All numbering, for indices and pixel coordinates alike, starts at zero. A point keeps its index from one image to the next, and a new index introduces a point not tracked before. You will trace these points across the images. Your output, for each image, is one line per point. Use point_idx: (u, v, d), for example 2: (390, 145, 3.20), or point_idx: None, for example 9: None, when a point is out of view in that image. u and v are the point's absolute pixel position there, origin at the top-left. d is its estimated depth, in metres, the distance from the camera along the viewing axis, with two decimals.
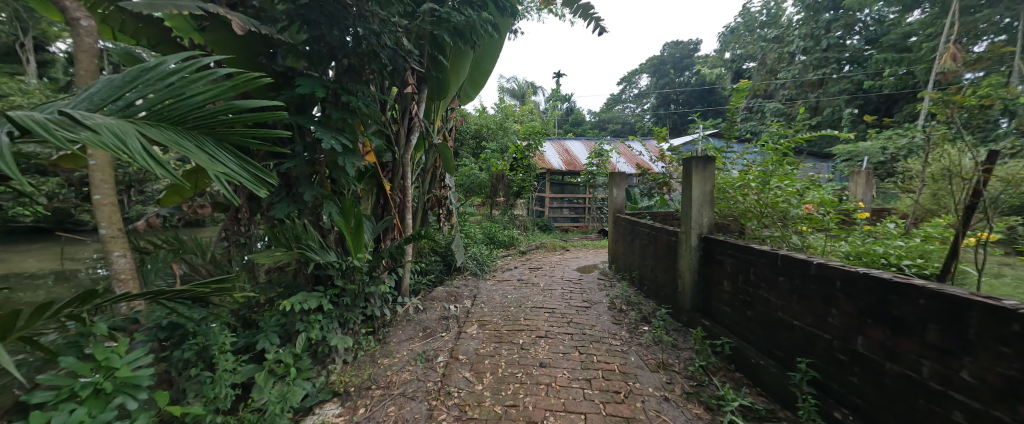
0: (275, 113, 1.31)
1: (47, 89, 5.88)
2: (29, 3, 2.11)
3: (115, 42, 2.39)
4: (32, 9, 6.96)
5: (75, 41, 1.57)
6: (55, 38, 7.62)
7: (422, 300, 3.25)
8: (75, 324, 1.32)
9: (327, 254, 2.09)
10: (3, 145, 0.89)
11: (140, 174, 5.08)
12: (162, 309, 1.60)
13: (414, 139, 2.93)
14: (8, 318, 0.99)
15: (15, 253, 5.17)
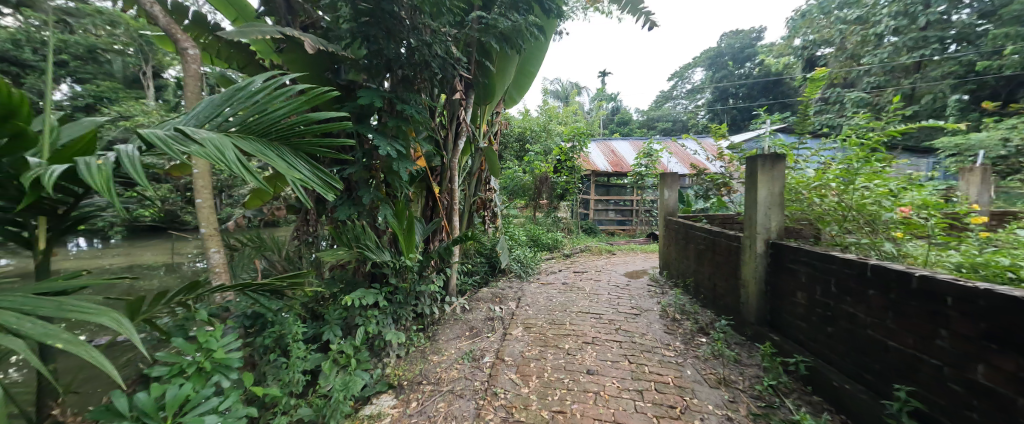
0: (342, 123, 1.42)
1: (162, 109, 7.03)
2: (149, 38, 2.53)
3: (212, 67, 2.78)
4: (152, 43, 8.38)
5: (185, 67, 1.86)
6: (168, 66, 9.09)
7: (468, 300, 3.33)
8: (181, 310, 1.55)
9: (383, 254, 2.23)
10: (133, 156, 1.05)
11: (228, 179, 5.86)
12: (246, 299, 1.82)
13: (461, 144, 3.02)
14: (134, 302, 1.17)
15: (136, 248, 6.22)
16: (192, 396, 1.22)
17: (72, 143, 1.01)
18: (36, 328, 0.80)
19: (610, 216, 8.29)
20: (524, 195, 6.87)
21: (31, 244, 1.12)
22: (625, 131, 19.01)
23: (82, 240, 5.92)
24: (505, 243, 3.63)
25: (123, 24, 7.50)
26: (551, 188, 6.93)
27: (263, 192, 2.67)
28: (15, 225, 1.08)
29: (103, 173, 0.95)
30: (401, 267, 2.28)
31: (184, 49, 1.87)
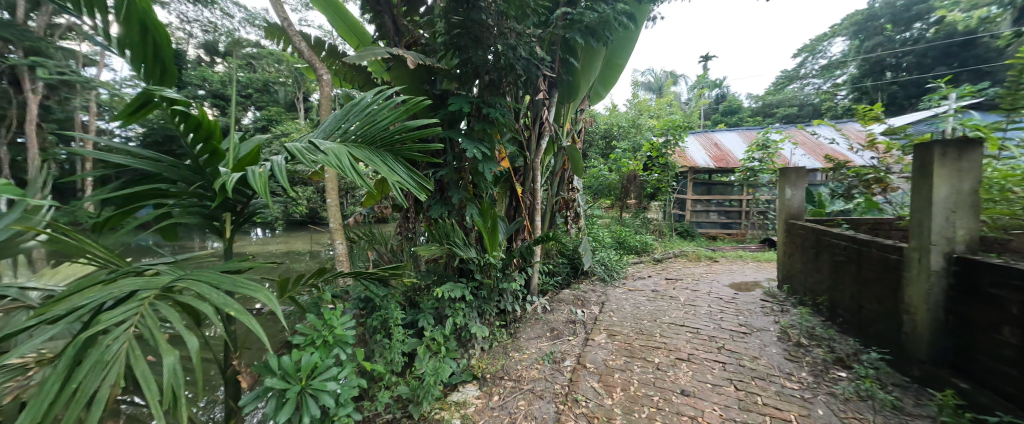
0: (434, 129, 1.54)
1: (306, 126, 8.73)
2: (298, 69, 3.14)
3: (341, 88, 3.32)
4: (301, 74, 10.51)
5: (322, 91, 2.44)
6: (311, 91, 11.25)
7: (549, 301, 3.30)
8: (314, 291, 1.88)
9: (469, 250, 2.37)
10: (282, 165, 1.32)
11: (349, 181, 6.95)
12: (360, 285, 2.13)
13: (544, 144, 3.01)
14: (282, 282, 1.46)
15: (286, 237, 7.83)
16: (320, 363, 1.47)
17: (244, 157, 1.31)
18: (218, 296, 1.05)
19: (712, 218, 7.34)
20: (611, 194, 6.53)
21: (222, 233, 1.48)
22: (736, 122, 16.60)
23: (254, 229, 7.69)
24: (588, 244, 3.51)
25: (284, 60, 9.58)
26: (641, 187, 6.45)
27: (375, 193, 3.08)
28: (215, 220, 1.46)
29: (262, 178, 1.20)
30: (485, 265, 2.39)
31: (320, 76, 2.55)
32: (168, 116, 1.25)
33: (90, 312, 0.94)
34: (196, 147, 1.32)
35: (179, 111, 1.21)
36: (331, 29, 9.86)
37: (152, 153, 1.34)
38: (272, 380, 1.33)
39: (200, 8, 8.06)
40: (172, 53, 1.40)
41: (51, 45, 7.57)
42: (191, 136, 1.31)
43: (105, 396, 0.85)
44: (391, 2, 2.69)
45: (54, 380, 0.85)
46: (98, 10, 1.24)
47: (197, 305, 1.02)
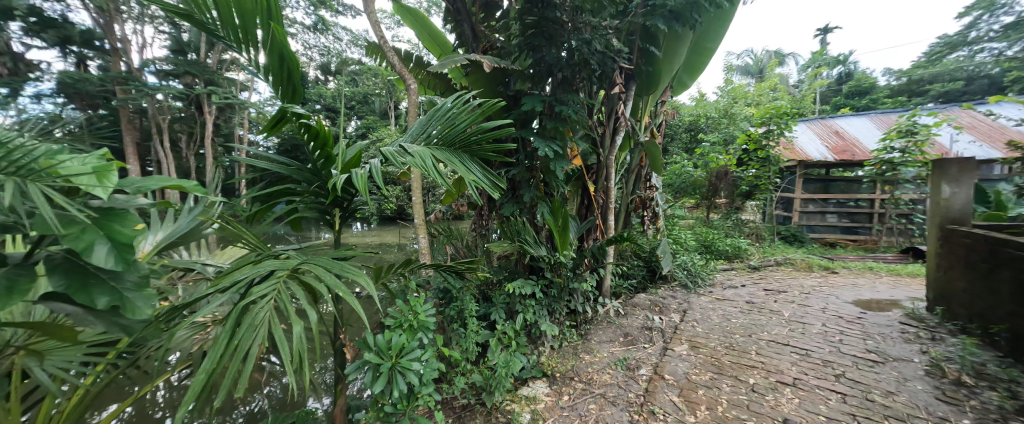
0: (507, 129, 1.60)
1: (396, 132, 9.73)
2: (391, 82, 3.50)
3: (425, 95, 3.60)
4: (394, 85, 11.77)
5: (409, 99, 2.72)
6: (402, 99, 12.49)
7: (623, 304, 3.14)
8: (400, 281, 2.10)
9: (540, 249, 2.38)
10: (377, 168, 1.48)
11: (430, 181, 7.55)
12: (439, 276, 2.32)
13: (618, 140, 2.82)
14: (377, 269, 1.65)
15: (378, 231, 8.83)
16: (405, 346, 1.62)
17: (349, 160, 1.51)
18: (330, 279, 1.22)
19: (830, 221, 6.15)
20: (697, 193, 5.91)
21: (332, 225, 1.72)
22: (871, 104, 13.58)
23: (355, 224, 8.85)
24: (668, 246, 3.25)
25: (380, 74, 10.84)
26: (735, 185, 5.71)
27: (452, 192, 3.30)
28: (327, 215, 1.72)
29: (362, 178, 1.38)
30: (555, 263, 2.40)
31: (409, 86, 2.92)
32: (296, 128, 1.51)
33: (243, 286, 1.18)
34: (315, 154, 1.56)
35: (304, 124, 1.45)
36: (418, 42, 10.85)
37: (285, 158, 1.63)
38: (368, 355, 1.52)
39: (318, 36, 9.59)
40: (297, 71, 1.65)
41: (220, 77, 9.74)
42: (311, 146, 1.55)
43: (255, 352, 1.04)
44: (470, 11, 2.84)
45: (222, 336, 1.07)
46: (248, 46, 1.53)
47: (317, 284, 1.21)
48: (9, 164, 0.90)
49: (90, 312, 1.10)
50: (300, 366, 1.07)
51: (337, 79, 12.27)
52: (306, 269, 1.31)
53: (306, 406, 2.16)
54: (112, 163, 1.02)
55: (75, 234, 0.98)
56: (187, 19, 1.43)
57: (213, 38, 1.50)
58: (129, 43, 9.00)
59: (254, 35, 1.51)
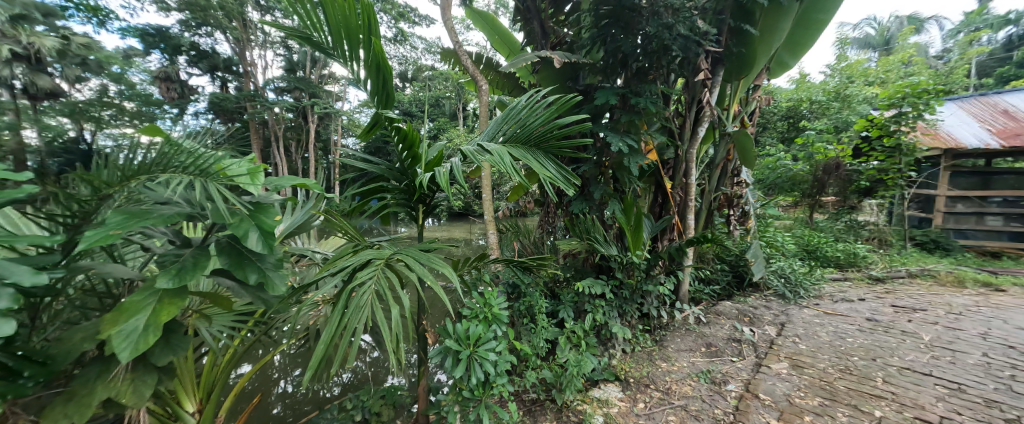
0: (582, 125, 1.54)
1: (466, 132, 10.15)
2: (462, 84, 3.66)
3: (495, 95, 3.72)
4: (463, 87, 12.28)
5: (480, 100, 2.86)
6: (471, 100, 12.95)
7: (704, 312, 2.88)
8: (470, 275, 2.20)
9: (610, 247, 2.30)
10: (456, 165, 1.51)
11: (498, 179, 7.75)
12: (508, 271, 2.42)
13: (700, 131, 2.63)
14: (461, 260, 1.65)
15: (450, 227, 9.32)
16: (481, 338, 1.68)
17: (431, 159, 1.58)
18: (421, 268, 1.23)
19: (990, 225, 4.87)
20: (797, 190, 5.16)
21: (417, 219, 1.80)
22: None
23: (429, 220, 9.47)
24: (758, 249, 2.92)
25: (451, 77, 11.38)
26: (849, 180, 4.86)
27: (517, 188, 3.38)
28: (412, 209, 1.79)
29: (445, 175, 1.44)
30: (627, 263, 2.31)
31: (481, 88, 3.18)
32: (387, 131, 1.61)
33: (349, 271, 1.23)
34: (404, 153, 1.62)
35: (394, 127, 1.55)
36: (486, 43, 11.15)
37: (375, 158, 1.76)
38: (450, 342, 1.63)
39: (399, 46, 10.42)
40: (391, 74, 1.53)
41: (321, 90, 11.14)
42: (401, 147, 1.62)
43: (360, 330, 1.06)
44: (540, 7, 2.84)
45: (333, 315, 1.12)
46: (346, 62, 1.52)
47: (412, 269, 1.23)
48: (195, 167, 1.09)
49: (242, 286, 1.29)
50: (399, 348, 1.09)
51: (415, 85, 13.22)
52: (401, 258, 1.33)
53: (385, 382, 2.52)
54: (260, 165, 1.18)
55: (236, 223, 1.11)
56: (308, 41, 1.54)
57: (326, 56, 1.56)
58: (254, 66, 10.79)
59: (356, 51, 1.47)
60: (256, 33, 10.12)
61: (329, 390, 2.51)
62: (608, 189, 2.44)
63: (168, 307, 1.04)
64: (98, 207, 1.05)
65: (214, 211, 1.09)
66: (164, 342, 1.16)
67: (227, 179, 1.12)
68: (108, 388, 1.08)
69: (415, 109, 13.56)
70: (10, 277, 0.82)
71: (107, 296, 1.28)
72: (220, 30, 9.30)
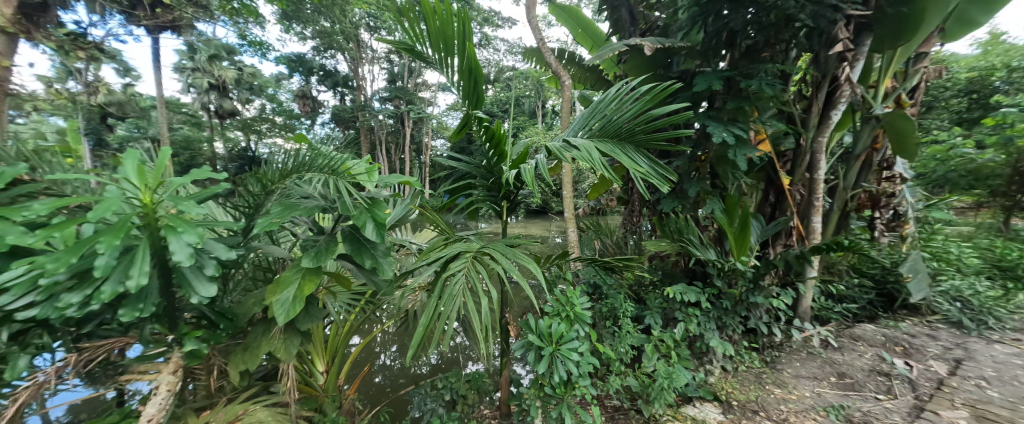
0: (682, 115, 1.38)
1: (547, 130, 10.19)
2: (544, 82, 3.74)
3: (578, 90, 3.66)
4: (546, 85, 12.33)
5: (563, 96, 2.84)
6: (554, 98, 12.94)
7: (834, 334, 2.39)
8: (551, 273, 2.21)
9: (708, 252, 2.09)
10: (540, 163, 1.49)
11: None
12: (590, 271, 2.38)
13: (835, 116, 2.23)
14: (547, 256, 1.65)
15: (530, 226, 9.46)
16: (563, 336, 1.66)
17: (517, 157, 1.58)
18: (507, 262, 1.26)
19: None
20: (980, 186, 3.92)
21: (501, 215, 1.83)
22: None
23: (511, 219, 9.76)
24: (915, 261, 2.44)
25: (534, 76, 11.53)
26: None
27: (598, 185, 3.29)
28: (497, 206, 1.83)
29: (530, 172, 1.43)
30: (726, 269, 2.07)
31: (564, 84, 3.14)
32: (477, 131, 1.67)
33: (442, 262, 1.31)
34: (491, 151, 1.66)
35: (484, 126, 1.59)
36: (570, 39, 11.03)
37: (466, 157, 1.84)
38: (533, 338, 1.64)
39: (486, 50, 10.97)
40: (482, 77, 1.58)
41: (416, 97, 12.51)
42: (489, 146, 1.66)
43: (453, 317, 1.13)
44: None
45: (430, 301, 1.22)
46: (444, 67, 1.62)
47: (501, 262, 1.27)
48: (328, 169, 1.28)
49: (360, 270, 1.51)
50: (488, 337, 1.14)
51: (500, 86, 13.72)
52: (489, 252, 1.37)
53: (465, 367, 2.73)
54: (375, 166, 1.32)
55: (357, 215, 1.26)
56: (412, 53, 1.68)
57: (427, 64, 1.69)
58: (366, 80, 12.56)
59: (452, 56, 1.55)
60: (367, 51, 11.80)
61: (419, 368, 2.77)
62: (706, 186, 2.20)
63: (310, 283, 1.26)
64: (264, 201, 1.31)
65: (342, 204, 1.25)
66: (305, 311, 1.40)
67: (351, 176, 1.30)
68: (268, 344, 1.35)
69: (499, 111, 14.18)
70: (213, 251, 1.09)
71: (269, 271, 1.59)
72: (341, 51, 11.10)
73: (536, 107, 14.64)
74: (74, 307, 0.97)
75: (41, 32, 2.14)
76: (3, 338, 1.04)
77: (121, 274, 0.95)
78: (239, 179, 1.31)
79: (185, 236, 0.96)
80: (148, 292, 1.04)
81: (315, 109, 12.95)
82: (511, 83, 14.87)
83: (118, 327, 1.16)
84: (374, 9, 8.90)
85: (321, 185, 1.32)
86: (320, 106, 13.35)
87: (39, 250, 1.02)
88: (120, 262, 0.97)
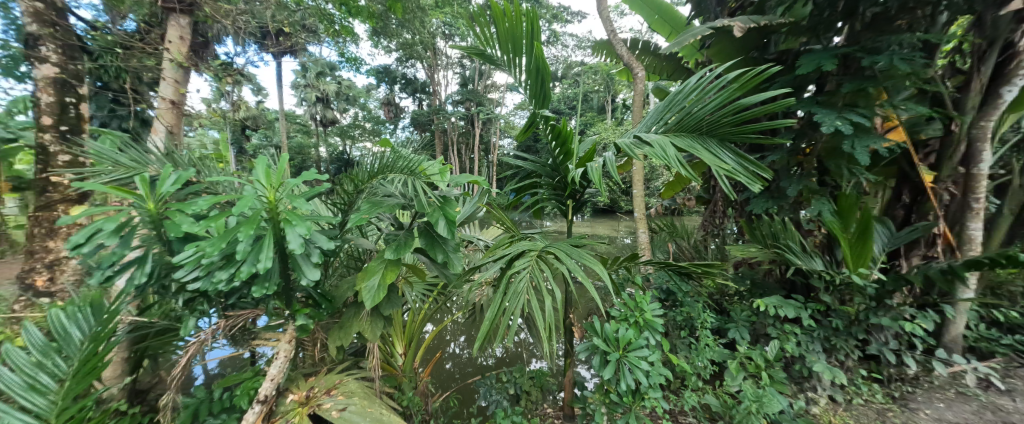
0: (781, 101, 1.19)
1: (617, 126, 9.80)
2: (615, 75, 3.64)
3: (653, 82, 3.45)
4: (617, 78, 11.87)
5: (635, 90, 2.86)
6: (626, 92, 12.37)
7: (999, 372, 1.87)
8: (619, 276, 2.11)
9: (812, 261, 1.81)
10: (608, 160, 1.41)
11: None
12: (663, 276, 2.22)
13: (1010, 93, 1.76)
14: (614, 258, 1.59)
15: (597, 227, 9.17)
16: (631, 341, 1.58)
17: (583, 155, 1.53)
18: (572, 263, 1.24)
19: None
20: None
21: (566, 214, 1.79)
22: None
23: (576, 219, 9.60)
24: None
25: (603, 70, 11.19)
26: None
27: (675, 183, 3.06)
28: (563, 205, 1.80)
29: (596, 170, 1.36)
30: (836, 282, 1.76)
31: (636, 76, 2.87)
32: (544, 130, 1.66)
33: (507, 260, 1.34)
34: (557, 150, 1.64)
35: (550, 125, 1.58)
36: (643, 28, 10.45)
37: (532, 156, 1.84)
38: (598, 341, 1.59)
39: None
40: (549, 75, 1.57)
41: (485, 98, 13.07)
42: (555, 144, 1.64)
43: (517, 313, 1.15)
44: None
45: (496, 296, 1.25)
46: (513, 68, 1.66)
47: (566, 261, 1.25)
48: (407, 170, 1.41)
49: (435, 263, 1.63)
50: (552, 336, 1.13)
51: (568, 83, 13.56)
52: (553, 251, 1.36)
53: (528, 363, 2.77)
54: (447, 166, 1.42)
55: (431, 212, 1.36)
56: (482, 57, 1.76)
57: (496, 66, 1.75)
58: (440, 85, 13.47)
59: (520, 56, 1.58)
60: (442, 58, 12.67)
61: (486, 360, 2.88)
62: (811, 184, 1.89)
63: (392, 272, 1.40)
64: (356, 198, 1.49)
65: (418, 203, 1.36)
66: (388, 298, 1.57)
67: (426, 176, 1.41)
68: (358, 324, 1.54)
69: (567, 108, 14.05)
70: (318, 241, 1.27)
71: (359, 260, 1.83)
72: (420, 60, 12.09)
73: (606, 102, 14.15)
74: (223, 282, 1.22)
75: (203, 64, 2.74)
76: (180, 303, 1.36)
77: (254, 257, 1.17)
78: (336, 180, 1.51)
79: (298, 228, 1.15)
80: (272, 273, 1.26)
81: (397, 114, 14.31)
82: (580, 79, 14.61)
83: (252, 301, 1.43)
84: (449, 19, 9.54)
85: (403, 185, 1.46)
86: (401, 112, 14.70)
87: (201, 237, 1.30)
88: (253, 247, 1.20)
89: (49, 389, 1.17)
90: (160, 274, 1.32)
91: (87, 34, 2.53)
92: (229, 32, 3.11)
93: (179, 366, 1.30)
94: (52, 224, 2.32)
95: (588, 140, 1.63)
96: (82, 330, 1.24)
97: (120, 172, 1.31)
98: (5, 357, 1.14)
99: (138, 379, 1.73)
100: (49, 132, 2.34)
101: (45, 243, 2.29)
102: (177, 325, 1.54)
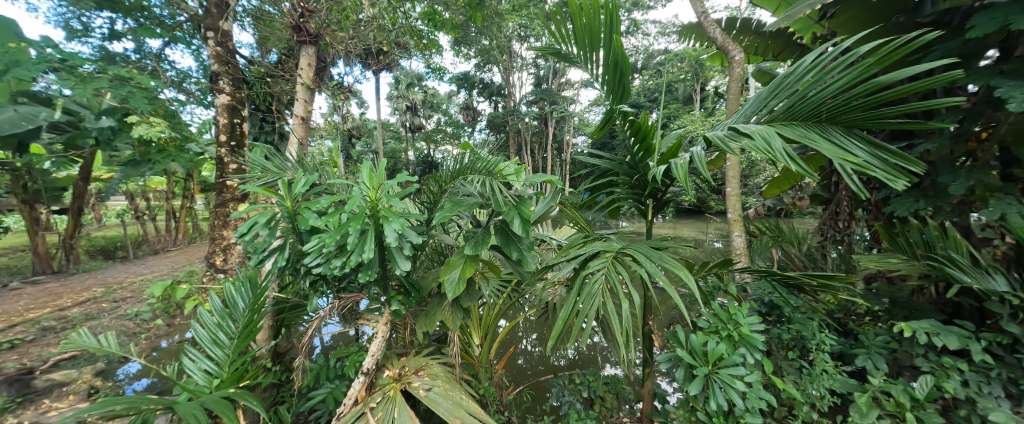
0: (939, 75, 0.94)
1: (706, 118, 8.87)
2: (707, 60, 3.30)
3: (756, 64, 3.04)
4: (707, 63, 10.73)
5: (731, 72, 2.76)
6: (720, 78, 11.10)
7: None
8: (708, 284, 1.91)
9: (993, 279, 1.38)
10: (697, 155, 1.27)
11: None
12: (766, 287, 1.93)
13: None
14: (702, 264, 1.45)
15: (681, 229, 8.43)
16: (723, 355, 1.42)
17: (668, 150, 1.40)
18: (652, 266, 1.14)
19: None
20: None
21: (645, 214, 1.68)
22: None
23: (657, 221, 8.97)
24: None
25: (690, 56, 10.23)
26: None
27: (782, 180, 2.64)
28: (641, 204, 1.69)
29: (682, 167, 1.24)
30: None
31: (732, 59, 2.73)
32: (621, 125, 1.56)
33: (581, 260, 1.31)
34: (636, 146, 1.54)
35: (629, 120, 1.46)
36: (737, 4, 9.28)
37: (608, 154, 1.76)
38: (682, 352, 1.47)
39: None
40: (628, 67, 1.49)
41: (559, 96, 12.98)
42: (633, 140, 1.54)
43: (592, 314, 1.11)
44: None
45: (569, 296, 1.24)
46: (588, 64, 1.61)
47: (645, 262, 1.17)
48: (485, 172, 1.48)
49: (511, 261, 1.69)
50: (629, 343, 1.07)
51: (649, 73, 12.74)
52: (632, 253, 1.29)
53: (602, 367, 2.68)
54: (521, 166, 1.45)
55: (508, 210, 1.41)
56: (557, 56, 1.74)
57: (572, 64, 1.72)
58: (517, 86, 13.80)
59: (595, 51, 1.53)
60: (517, 60, 12.88)
61: (558, 359, 2.87)
62: (989, 179, 1.45)
63: (470, 268, 1.49)
64: (438, 198, 1.62)
65: (495, 202, 1.42)
66: (468, 291, 1.67)
67: (503, 177, 1.47)
68: (440, 313, 1.67)
69: (648, 101, 13.13)
70: (409, 236, 1.42)
71: (441, 255, 1.98)
72: (496, 64, 12.52)
73: (694, 91, 12.82)
74: (335, 268, 1.44)
75: (322, 85, 3.24)
76: (306, 284, 1.64)
77: (359, 248, 1.36)
78: (424, 181, 1.65)
79: (392, 224, 1.30)
80: (372, 263, 1.44)
81: (477, 118, 15.05)
82: (664, 69, 13.49)
83: (357, 286, 1.66)
84: (524, 20, 9.60)
85: (481, 186, 1.54)
86: (481, 114, 15.38)
87: (322, 230, 1.55)
88: (359, 241, 1.39)
89: (225, 343, 1.54)
90: (293, 260, 1.61)
91: (247, 67, 3.26)
92: (341, 56, 3.66)
93: (307, 336, 1.57)
94: (225, 218, 3.03)
95: (673, 133, 1.49)
96: (244, 302, 1.61)
97: (266, 177, 1.65)
98: (198, 316, 1.53)
99: (279, 343, 2.14)
100: (224, 147, 3.05)
101: (222, 231, 3.01)
102: (304, 302, 1.87)
